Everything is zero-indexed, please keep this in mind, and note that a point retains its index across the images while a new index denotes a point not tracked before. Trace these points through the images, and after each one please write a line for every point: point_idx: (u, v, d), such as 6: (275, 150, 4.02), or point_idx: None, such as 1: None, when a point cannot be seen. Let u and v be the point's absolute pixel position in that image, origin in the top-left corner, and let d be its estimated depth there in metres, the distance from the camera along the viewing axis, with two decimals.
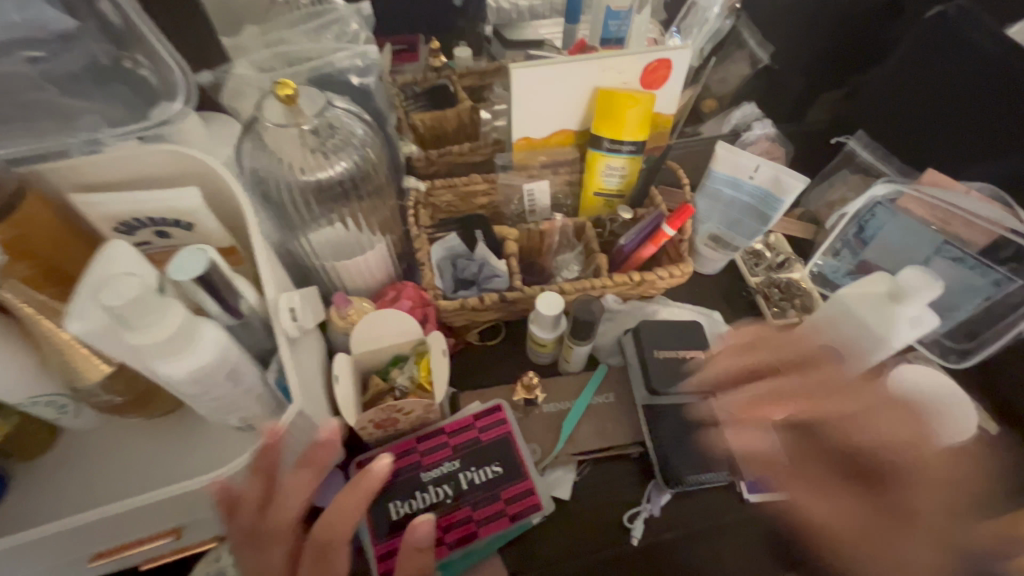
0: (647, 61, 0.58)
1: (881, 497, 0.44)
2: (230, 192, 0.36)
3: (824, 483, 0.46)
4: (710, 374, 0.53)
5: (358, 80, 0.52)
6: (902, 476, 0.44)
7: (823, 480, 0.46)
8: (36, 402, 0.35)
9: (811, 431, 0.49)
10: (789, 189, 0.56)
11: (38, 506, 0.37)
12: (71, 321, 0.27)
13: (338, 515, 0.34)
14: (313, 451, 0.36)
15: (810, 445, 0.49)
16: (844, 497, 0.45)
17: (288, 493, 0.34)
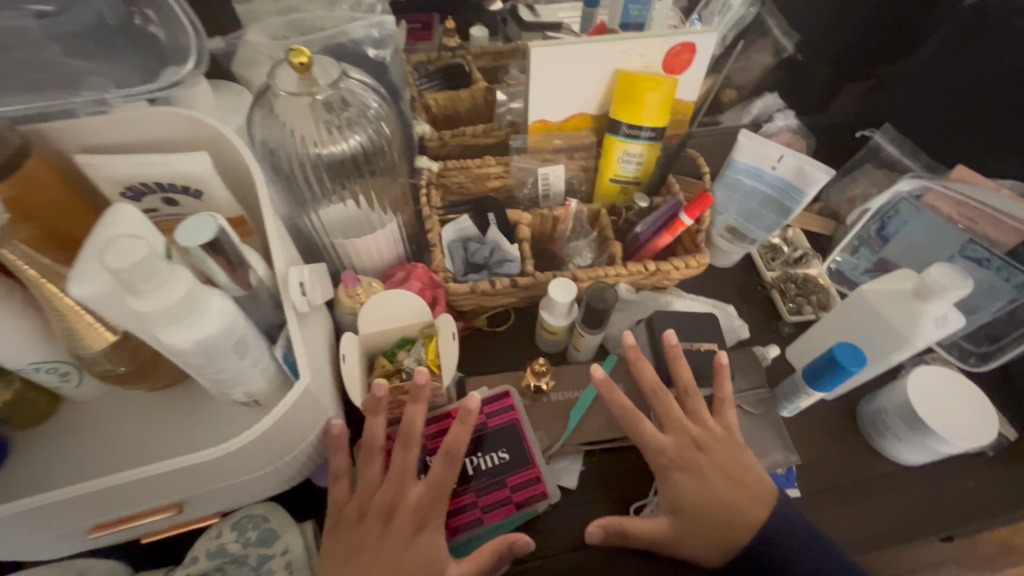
0: (672, 44, 0.56)
1: (701, 517, 0.43)
2: (240, 159, 0.35)
3: (732, 489, 0.44)
4: (681, 382, 0.49)
5: (374, 53, 0.50)
6: (716, 498, 0.43)
7: (716, 488, 0.43)
8: (38, 368, 0.34)
9: (706, 435, 0.46)
10: (816, 181, 0.54)
11: (39, 473, 0.36)
12: (74, 283, 0.26)
13: (430, 485, 0.42)
14: (409, 430, 0.43)
15: (706, 446, 0.45)
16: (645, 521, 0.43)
17: (398, 451, 0.43)
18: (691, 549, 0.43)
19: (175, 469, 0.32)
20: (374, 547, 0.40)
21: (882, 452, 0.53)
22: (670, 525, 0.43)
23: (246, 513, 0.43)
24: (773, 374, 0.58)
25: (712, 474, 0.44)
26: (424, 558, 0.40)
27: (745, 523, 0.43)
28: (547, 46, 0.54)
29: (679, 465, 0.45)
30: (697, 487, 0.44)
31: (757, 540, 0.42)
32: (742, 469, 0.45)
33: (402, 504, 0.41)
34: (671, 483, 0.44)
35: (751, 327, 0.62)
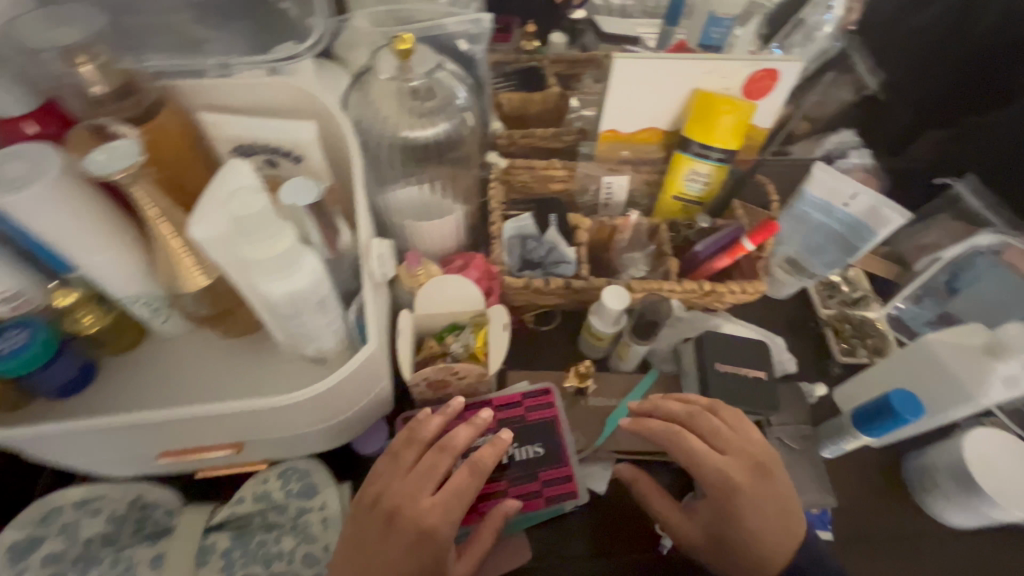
0: (754, 69, 0.56)
1: (734, 542, 0.43)
2: (340, 132, 0.37)
3: (769, 525, 0.42)
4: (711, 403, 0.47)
5: (467, 47, 0.52)
6: (769, 528, 0.42)
7: (755, 522, 0.42)
8: (135, 300, 0.37)
9: (752, 466, 0.44)
10: (888, 224, 0.53)
11: (124, 397, 0.39)
12: (193, 224, 0.28)
13: (449, 493, 0.41)
14: (450, 438, 0.43)
15: (752, 480, 0.43)
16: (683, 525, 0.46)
17: (432, 453, 0.43)
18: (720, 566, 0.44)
19: (239, 410, 0.35)
20: (380, 541, 0.39)
21: (924, 509, 0.51)
22: (705, 538, 0.45)
23: (292, 465, 0.45)
24: (817, 413, 0.56)
25: (752, 504, 0.43)
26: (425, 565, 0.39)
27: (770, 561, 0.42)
28: (630, 58, 0.55)
29: (746, 492, 0.43)
30: (739, 511, 0.43)
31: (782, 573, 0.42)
32: (781, 510, 0.43)
33: (413, 506, 0.40)
34: (738, 511, 0.43)
35: (799, 363, 0.60)
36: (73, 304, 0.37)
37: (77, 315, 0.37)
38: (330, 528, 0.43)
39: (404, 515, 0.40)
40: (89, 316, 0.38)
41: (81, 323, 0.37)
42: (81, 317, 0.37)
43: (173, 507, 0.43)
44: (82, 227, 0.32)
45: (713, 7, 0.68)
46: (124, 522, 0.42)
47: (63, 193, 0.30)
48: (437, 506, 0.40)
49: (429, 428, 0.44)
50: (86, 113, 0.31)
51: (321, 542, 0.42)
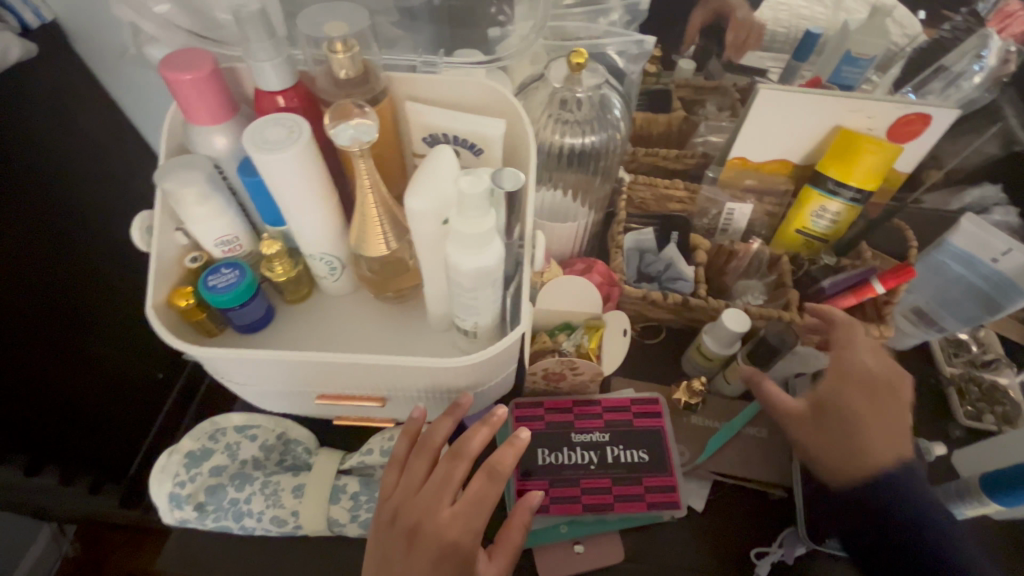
0: (907, 112, 0.55)
1: (837, 420, 0.44)
2: (521, 131, 0.41)
3: (872, 435, 0.43)
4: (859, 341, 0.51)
5: (622, 65, 0.55)
6: (877, 434, 0.43)
7: (863, 410, 0.44)
8: (322, 256, 0.42)
9: (870, 371, 0.45)
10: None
11: (296, 341, 0.45)
12: (412, 194, 0.33)
13: (467, 503, 0.39)
14: (466, 442, 0.41)
15: (871, 379, 0.45)
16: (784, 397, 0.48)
17: (445, 460, 0.41)
18: (814, 445, 0.45)
19: (400, 365, 0.39)
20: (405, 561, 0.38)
21: None
22: (800, 408, 0.46)
23: None
24: (933, 473, 0.54)
25: (868, 400, 0.44)
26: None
27: (870, 461, 0.42)
28: (777, 90, 0.56)
29: (869, 394, 0.44)
30: (850, 397, 0.44)
31: (878, 492, 0.41)
32: (891, 420, 0.44)
33: (433, 520, 0.38)
34: (847, 395, 0.45)
35: (916, 418, 0.58)
36: (273, 253, 0.42)
37: (273, 263, 0.42)
38: None
39: (423, 532, 0.38)
40: (281, 266, 0.43)
41: (274, 271, 0.43)
42: (275, 266, 0.42)
43: (311, 446, 0.48)
44: (308, 188, 0.37)
45: (851, 47, 0.68)
46: (271, 451, 0.47)
47: (304, 157, 0.35)
48: (455, 522, 0.38)
49: (437, 432, 0.42)
50: (329, 93, 0.37)
51: None
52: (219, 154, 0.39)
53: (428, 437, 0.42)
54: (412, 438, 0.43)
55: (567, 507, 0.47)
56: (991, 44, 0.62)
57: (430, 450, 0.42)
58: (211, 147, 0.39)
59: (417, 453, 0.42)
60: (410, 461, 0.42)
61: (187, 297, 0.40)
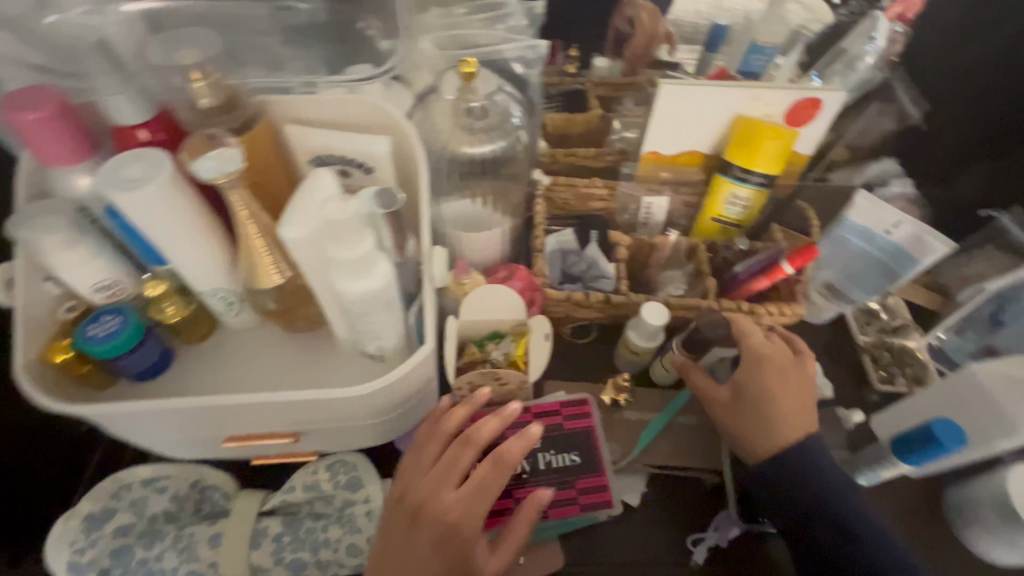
0: (799, 98, 0.58)
1: (757, 404, 0.48)
2: (410, 146, 0.40)
3: (785, 411, 0.47)
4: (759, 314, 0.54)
5: (521, 70, 0.55)
6: (788, 409, 0.47)
7: (779, 395, 0.48)
8: (215, 293, 0.40)
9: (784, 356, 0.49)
10: (934, 252, 0.54)
11: (197, 383, 0.43)
12: (285, 225, 0.30)
13: (471, 490, 0.41)
14: (475, 430, 0.42)
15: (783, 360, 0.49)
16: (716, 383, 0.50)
17: (455, 446, 0.43)
18: (740, 426, 0.48)
19: (302, 400, 0.37)
20: (411, 539, 0.40)
21: (963, 541, 0.51)
22: (727, 398, 0.49)
23: (340, 458, 0.47)
24: (854, 440, 0.56)
25: (782, 385, 0.48)
26: (452, 559, 0.39)
27: (780, 437, 0.47)
28: (677, 85, 0.57)
29: (777, 366, 0.48)
30: (768, 381, 0.48)
31: (794, 465, 0.46)
32: (801, 401, 0.48)
33: (436, 505, 0.40)
34: (759, 374, 0.48)
35: (836, 388, 0.60)
36: (160, 295, 0.40)
37: (162, 305, 0.40)
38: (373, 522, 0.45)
39: (428, 512, 0.41)
40: (172, 307, 0.40)
41: (165, 313, 0.40)
42: (165, 308, 0.40)
43: (229, 491, 0.46)
44: (181, 225, 0.35)
45: (756, 36, 0.70)
46: (184, 502, 0.45)
47: (169, 194, 0.33)
48: (456, 503, 0.41)
49: (452, 419, 0.44)
50: (195, 123, 0.35)
51: (366, 535, 0.44)
52: (83, 195, 0.37)
53: (442, 424, 0.44)
54: (430, 423, 0.45)
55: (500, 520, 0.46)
56: (881, 26, 0.64)
57: (442, 436, 0.43)
58: (71, 187, 0.36)
59: (432, 437, 0.44)
60: (424, 444, 0.44)
61: (62, 352, 0.38)
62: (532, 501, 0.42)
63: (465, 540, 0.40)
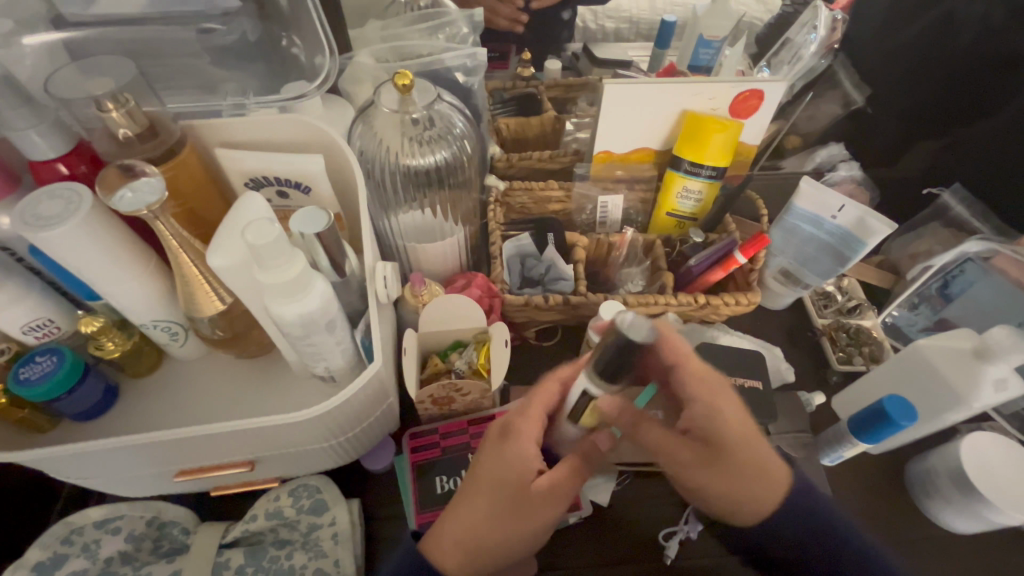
0: (740, 90, 0.58)
1: (736, 459, 0.41)
2: (346, 162, 0.40)
3: (752, 473, 0.41)
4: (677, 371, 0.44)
5: (464, 79, 0.55)
6: (755, 470, 0.41)
7: (744, 436, 0.41)
8: (156, 325, 0.39)
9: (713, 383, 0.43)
10: (875, 235, 0.55)
11: (145, 419, 0.41)
12: (213, 253, 0.30)
13: (539, 410, 0.41)
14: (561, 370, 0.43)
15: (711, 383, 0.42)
16: (681, 447, 0.41)
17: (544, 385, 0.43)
18: (722, 491, 0.41)
19: (248, 428, 0.36)
20: (492, 451, 0.40)
21: (926, 514, 0.52)
22: (702, 481, 0.42)
23: (302, 482, 0.47)
24: (817, 422, 0.57)
25: (743, 424, 0.42)
26: (503, 472, 0.39)
27: (768, 495, 0.42)
28: (620, 84, 0.58)
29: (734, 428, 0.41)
30: (735, 427, 0.41)
31: (788, 517, 0.42)
32: (767, 464, 0.42)
33: (515, 421, 0.41)
34: (724, 446, 0.41)
35: (798, 372, 0.61)
36: (97, 330, 0.39)
37: (101, 340, 0.39)
38: (340, 544, 0.44)
39: (512, 430, 0.40)
40: (112, 342, 0.39)
41: (105, 348, 0.39)
42: (104, 343, 0.39)
43: (189, 525, 0.45)
44: (108, 258, 0.34)
45: (701, 30, 0.72)
46: (142, 541, 0.43)
47: (91, 228, 0.32)
48: (531, 424, 0.40)
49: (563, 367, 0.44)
50: (116, 153, 0.34)
51: (332, 558, 0.43)
52: (4, 234, 0.35)
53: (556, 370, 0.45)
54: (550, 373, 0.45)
55: None
56: (821, 16, 0.66)
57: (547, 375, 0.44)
58: None
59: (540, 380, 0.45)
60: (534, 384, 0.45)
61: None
62: (592, 443, 0.40)
63: (532, 456, 0.39)
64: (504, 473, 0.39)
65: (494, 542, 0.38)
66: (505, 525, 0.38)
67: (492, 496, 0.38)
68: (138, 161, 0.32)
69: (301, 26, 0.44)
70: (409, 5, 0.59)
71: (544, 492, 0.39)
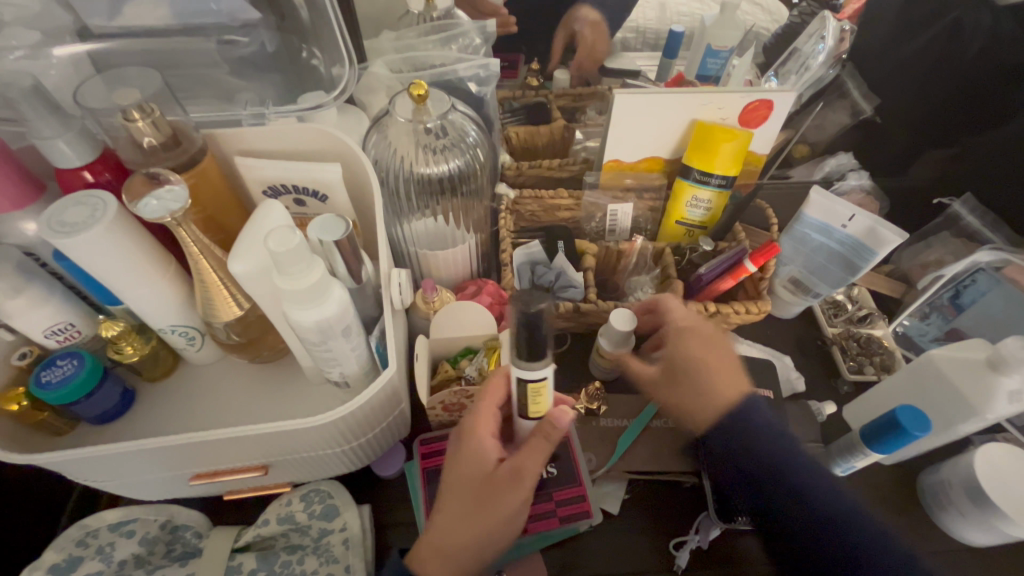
0: (750, 100, 0.59)
1: (686, 371, 0.48)
2: (363, 171, 0.40)
3: (712, 377, 0.47)
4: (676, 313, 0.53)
5: (476, 89, 0.56)
6: (705, 378, 0.47)
7: (705, 358, 0.48)
8: (174, 329, 0.40)
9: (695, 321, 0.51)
10: (882, 244, 0.55)
11: (162, 423, 0.42)
12: (235, 258, 0.31)
13: (486, 408, 0.41)
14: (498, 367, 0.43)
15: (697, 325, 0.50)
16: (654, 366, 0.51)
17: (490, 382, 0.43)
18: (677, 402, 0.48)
19: (263, 433, 0.36)
20: (454, 453, 0.42)
21: (940, 526, 0.51)
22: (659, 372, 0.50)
23: (314, 487, 0.47)
24: (829, 431, 0.57)
25: (705, 350, 0.48)
26: (470, 480, 0.40)
27: (716, 399, 0.46)
28: (631, 94, 0.58)
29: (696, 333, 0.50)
30: (689, 346, 0.49)
31: (735, 435, 0.45)
32: (724, 375, 0.47)
33: (468, 427, 0.41)
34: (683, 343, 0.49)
35: (808, 381, 0.61)
36: (119, 334, 0.39)
37: (122, 344, 0.39)
38: (350, 549, 0.44)
39: (466, 427, 0.42)
40: (132, 346, 0.40)
41: (125, 352, 0.40)
42: (125, 347, 0.40)
43: (202, 529, 0.45)
44: (131, 264, 0.35)
45: (710, 40, 0.72)
46: (155, 544, 0.44)
47: (114, 234, 0.33)
48: (482, 417, 0.41)
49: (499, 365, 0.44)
50: (141, 161, 0.35)
51: (342, 563, 0.43)
52: (31, 240, 0.36)
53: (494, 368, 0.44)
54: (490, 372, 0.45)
55: None
56: (829, 27, 0.66)
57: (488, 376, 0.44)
58: (19, 233, 0.36)
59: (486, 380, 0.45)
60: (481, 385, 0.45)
61: (16, 400, 0.37)
62: (549, 422, 0.38)
63: (486, 451, 0.40)
64: (464, 472, 0.40)
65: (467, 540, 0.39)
66: (470, 521, 0.39)
67: (456, 493, 0.40)
68: (162, 169, 0.33)
69: (319, 37, 0.45)
70: (422, 16, 0.60)
71: (505, 479, 0.39)
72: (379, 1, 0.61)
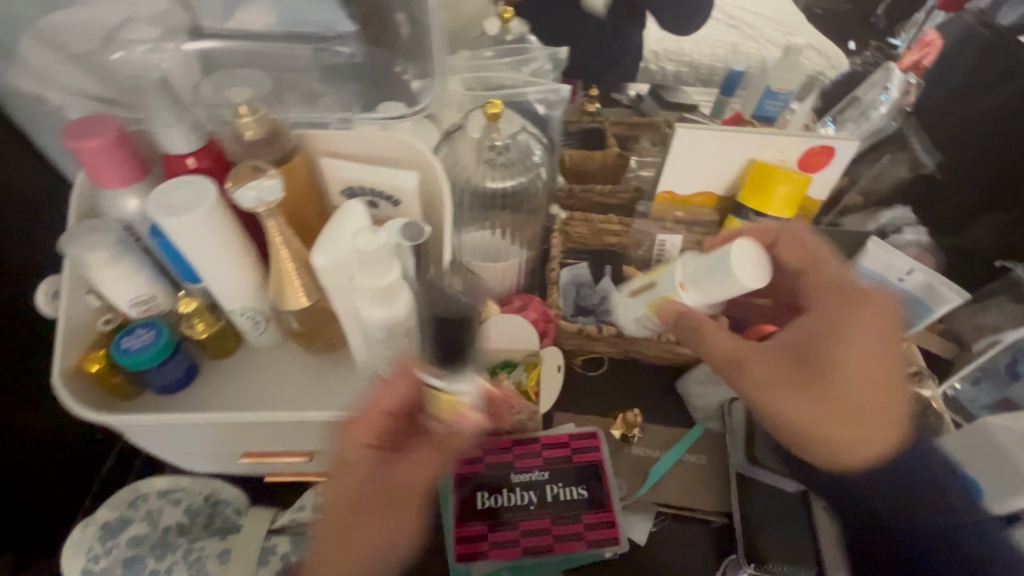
0: (812, 145, 0.59)
1: (821, 368, 0.45)
2: (437, 180, 0.42)
3: (867, 411, 0.43)
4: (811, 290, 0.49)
5: (544, 111, 0.58)
6: (880, 406, 0.43)
7: (863, 376, 0.43)
8: (243, 311, 0.42)
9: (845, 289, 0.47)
10: (949, 301, 0.55)
11: (220, 399, 0.44)
12: (320, 254, 0.34)
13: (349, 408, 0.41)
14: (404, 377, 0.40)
15: (850, 295, 0.46)
16: (769, 353, 0.47)
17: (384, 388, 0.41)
18: (790, 408, 0.45)
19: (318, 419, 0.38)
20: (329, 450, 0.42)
21: None
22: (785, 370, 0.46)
23: None
24: None
25: (842, 346, 0.44)
26: (338, 478, 0.41)
27: (872, 434, 0.43)
28: (693, 129, 0.59)
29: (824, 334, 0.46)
30: (828, 345, 0.45)
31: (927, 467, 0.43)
32: (878, 390, 0.44)
33: (343, 435, 0.41)
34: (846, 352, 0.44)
35: None
36: (193, 310, 0.42)
37: (193, 320, 0.42)
38: None
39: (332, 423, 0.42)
40: (201, 322, 0.42)
41: (195, 328, 0.42)
42: (195, 323, 0.42)
43: (241, 506, 0.47)
44: (218, 247, 0.37)
45: (771, 82, 0.73)
46: (197, 515, 0.46)
47: (209, 219, 0.35)
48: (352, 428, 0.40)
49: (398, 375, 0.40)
50: (240, 153, 0.37)
51: None
52: (131, 217, 0.39)
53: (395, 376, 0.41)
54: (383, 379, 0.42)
55: (505, 552, 0.46)
56: (893, 77, 0.68)
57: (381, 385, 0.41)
58: (121, 209, 0.39)
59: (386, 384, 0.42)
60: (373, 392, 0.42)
61: (96, 362, 0.39)
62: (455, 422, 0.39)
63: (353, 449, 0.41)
64: (332, 478, 0.41)
65: (360, 553, 0.40)
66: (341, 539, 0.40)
67: (346, 504, 0.41)
68: (263, 162, 0.36)
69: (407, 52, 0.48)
70: (497, 38, 0.62)
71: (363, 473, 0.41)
72: (456, 22, 0.64)
